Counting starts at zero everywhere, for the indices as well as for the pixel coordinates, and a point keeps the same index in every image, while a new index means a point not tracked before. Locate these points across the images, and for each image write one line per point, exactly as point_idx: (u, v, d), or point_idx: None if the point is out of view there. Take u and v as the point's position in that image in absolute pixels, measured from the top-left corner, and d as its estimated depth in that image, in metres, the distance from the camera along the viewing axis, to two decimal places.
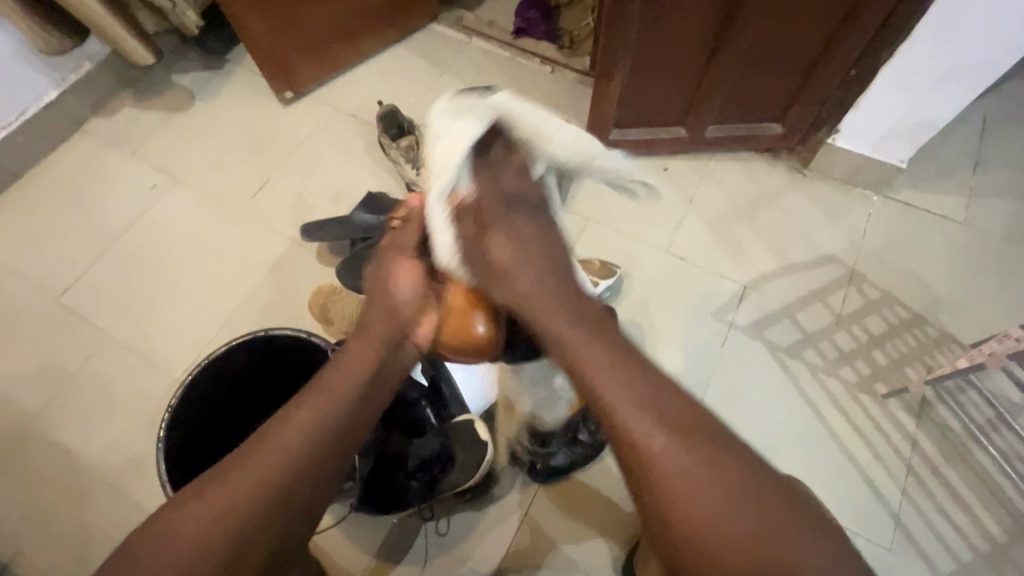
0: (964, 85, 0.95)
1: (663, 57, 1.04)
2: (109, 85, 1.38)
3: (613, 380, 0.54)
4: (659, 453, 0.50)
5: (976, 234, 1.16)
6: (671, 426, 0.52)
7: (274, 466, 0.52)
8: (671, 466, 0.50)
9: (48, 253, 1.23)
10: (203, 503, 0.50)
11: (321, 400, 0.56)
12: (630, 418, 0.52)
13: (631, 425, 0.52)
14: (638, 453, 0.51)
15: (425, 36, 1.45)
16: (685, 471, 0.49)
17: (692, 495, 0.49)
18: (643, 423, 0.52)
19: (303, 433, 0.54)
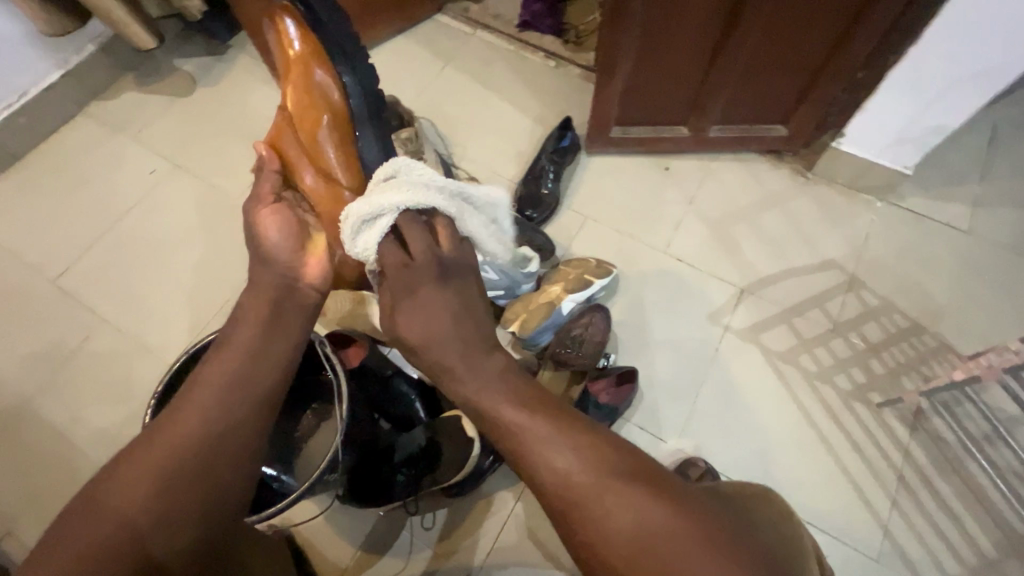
0: (976, 93, 0.93)
1: (666, 55, 1.02)
2: (111, 69, 1.37)
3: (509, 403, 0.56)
4: (585, 489, 0.50)
5: (980, 244, 1.14)
6: (569, 441, 0.53)
7: (199, 421, 0.55)
8: (598, 508, 0.50)
9: (46, 235, 1.23)
10: (127, 473, 0.51)
11: (229, 362, 0.58)
12: (558, 459, 0.52)
13: (554, 465, 0.52)
14: (564, 489, 0.51)
15: (429, 27, 1.44)
16: (584, 487, 0.50)
17: (621, 537, 0.48)
18: (568, 460, 0.52)
19: (216, 393, 0.56)
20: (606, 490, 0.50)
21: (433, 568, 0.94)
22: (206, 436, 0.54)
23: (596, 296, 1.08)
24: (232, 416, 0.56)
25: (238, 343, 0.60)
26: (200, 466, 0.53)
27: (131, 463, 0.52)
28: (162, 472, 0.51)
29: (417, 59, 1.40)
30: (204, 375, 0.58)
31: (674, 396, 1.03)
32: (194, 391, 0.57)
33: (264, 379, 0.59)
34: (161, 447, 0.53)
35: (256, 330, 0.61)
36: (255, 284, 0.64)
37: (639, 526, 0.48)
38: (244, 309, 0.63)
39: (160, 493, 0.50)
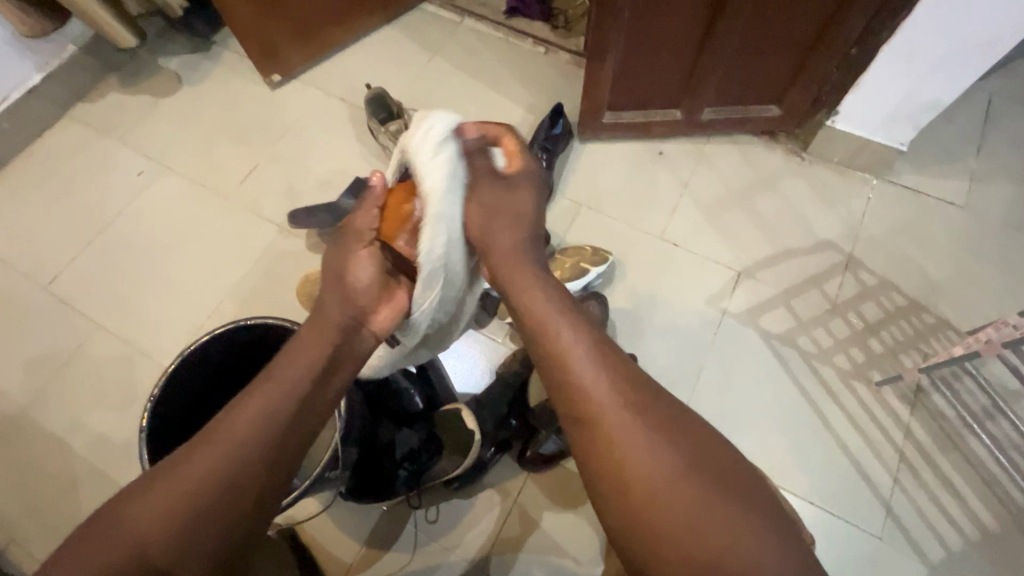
0: (971, 66, 0.92)
1: (657, 38, 1.01)
2: (94, 70, 1.35)
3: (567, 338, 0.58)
4: (608, 405, 0.54)
5: (977, 219, 1.14)
6: (618, 384, 0.55)
7: (232, 453, 0.50)
8: (618, 419, 0.53)
9: (35, 241, 1.22)
10: (162, 492, 0.48)
11: (273, 391, 0.54)
12: (589, 375, 0.56)
13: (585, 375, 0.56)
14: (590, 400, 0.55)
15: (415, 17, 1.42)
16: (627, 423, 0.53)
17: (632, 449, 0.52)
18: (600, 380, 0.55)
19: (251, 425, 0.52)
20: (634, 410, 0.54)
21: (438, 561, 0.94)
22: (241, 470, 0.50)
23: (593, 284, 1.07)
24: (271, 448, 0.52)
25: (281, 374, 0.56)
26: (229, 498, 0.49)
27: (166, 481, 0.48)
28: (191, 505, 0.47)
29: (404, 49, 1.38)
30: (253, 397, 0.54)
31: (673, 382, 1.03)
32: (235, 414, 0.52)
33: (306, 408, 0.55)
34: (193, 473, 0.49)
35: (311, 360, 0.58)
36: (319, 316, 0.62)
37: (652, 449, 0.52)
38: (298, 339, 0.60)
39: (187, 524, 0.47)
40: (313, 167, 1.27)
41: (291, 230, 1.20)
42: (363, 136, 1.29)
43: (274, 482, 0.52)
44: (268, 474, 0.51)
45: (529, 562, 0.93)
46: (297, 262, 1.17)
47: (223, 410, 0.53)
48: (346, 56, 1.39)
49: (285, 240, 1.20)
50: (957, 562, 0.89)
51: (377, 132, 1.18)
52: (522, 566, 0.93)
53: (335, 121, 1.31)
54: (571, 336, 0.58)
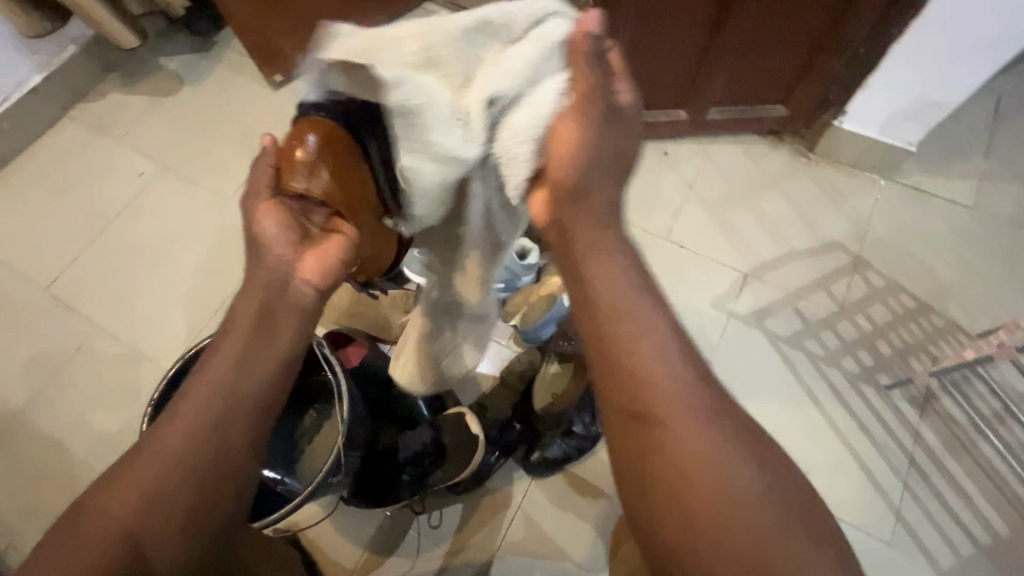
0: (984, 64, 0.90)
1: (662, 37, 0.99)
2: (95, 70, 1.35)
3: (632, 316, 0.48)
4: (667, 388, 0.47)
5: (986, 220, 1.13)
6: (681, 376, 0.47)
7: (182, 442, 0.46)
8: (679, 410, 0.46)
9: (34, 241, 1.21)
10: (107, 503, 0.44)
11: (215, 377, 0.48)
12: (648, 352, 0.48)
13: (644, 365, 0.47)
14: (654, 387, 0.47)
15: (418, 16, 1.42)
16: (684, 416, 0.46)
17: (687, 433, 0.45)
18: (665, 358, 0.48)
19: (195, 420, 0.47)
20: (692, 406, 0.46)
21: (439, 566, 0.93)
22: (193, 462, 0.46)
23: None
24: (222, 431, 0.47)
25: (224, 357, 0.49)
26: (186, 490, 0.45)
27: (107, 496, 0.45)
28: (146, 502, 0.45)
29: None
30: (195, 392, 0.48)
31: None
32: (184, 406, 0.48)
33: (257, 381, 0.49)
34: (139, 480, 0.45)
35: (250, 330, 0.50)
36: (247, 278, 0.51)
37: (709, 453, 0.45)
38: (236, 305, 0.51)
39: (144, 522, 0.44)
40: None
41: None
42: None
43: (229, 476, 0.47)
44: (228, 456, 0.47)
45: (533, 567, 0.92)
46: None
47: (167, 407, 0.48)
48: None
49: None
50: (970, 569, 0.87)
51: None
52: (524, 571, 0.92)
53: None
54: (636, 317, 0.48)
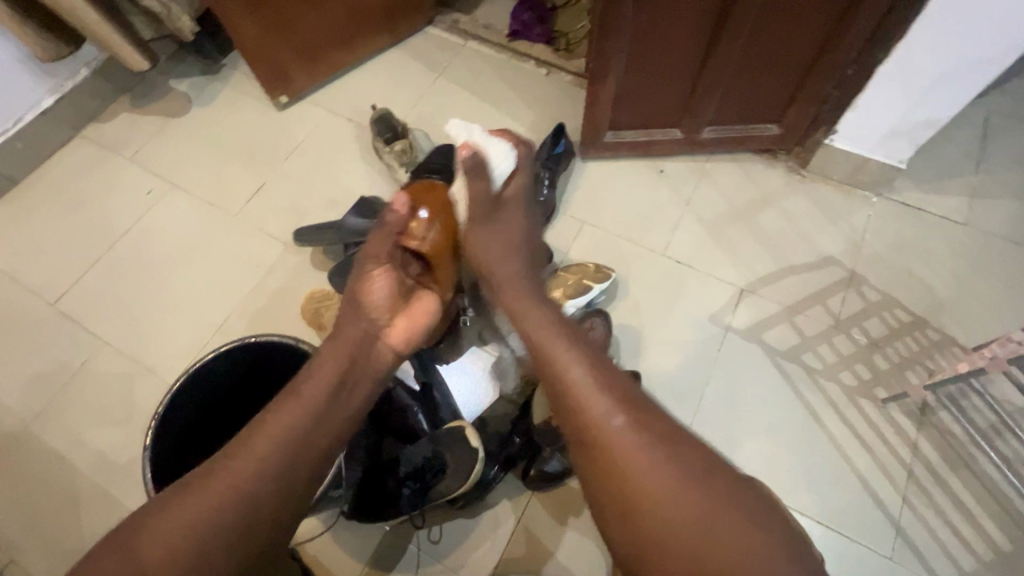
0: (969, 85, 0.93)
1: (657, 59, 1.03)
2: (106, 92, 1.39)
3: (572, 358, 0.61)
4: (617, 432, 0.57)
5: (978, 235, 1.14)
6: (618, 404, 0.58)
7: (261, 462, 0.54)
8: (618, 436, 0.57)
9: (42, 258, 1.23)
10: (195, 497, 0.52)
11: (298, 404, 0.57)
12: (599, 408, 0.58)
13: (589, 401, 0.59)
14: (596, 419, 0.58)
15: (420, 40, 1.46)
16: (621, 434, 0.57)
17: (639, 468, 0.56)
18: (610, 409, 0.58)
19: (278, 436, 0.55)
20: (629, 427, 0.58)
21: None
22: (273, 470, 0.54)
23: (596, 300, 1.07)
24: (295, 455, 0.55)
25: (310, 388, 0.58)
26: (249, 507, 0.53)
27: (197, 490, 0.52)
28: (215, 519, 0.51)
29: (409, 70, 1.41)
30: (282, 410, 0.57)
31: (679, 400, 1.02)
32: (267, 422, 0.56)
33: (329, 420, 0.58)
34: (224, 480, 0.53)
35: (336, 371, 0.60)
36: (339, 328, 0.64)
37: (648, 464, 0.56)
38: (325, 351, 0.62)
39: (214, 536, 0.51)
40: (320, 185, 1.29)
41: (297, 248, 1.21)
42: (368, 154, 1.32)
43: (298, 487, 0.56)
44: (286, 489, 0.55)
45: None
46: (301, 279, 1.18)
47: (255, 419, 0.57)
48: (353, 78, 1.42)
49: (291, 257, 1.21)
50: None
51: (382, 151, 1.22)
52: None
53: (342, 141, 1.34)
54: (572, 356, 0.62)
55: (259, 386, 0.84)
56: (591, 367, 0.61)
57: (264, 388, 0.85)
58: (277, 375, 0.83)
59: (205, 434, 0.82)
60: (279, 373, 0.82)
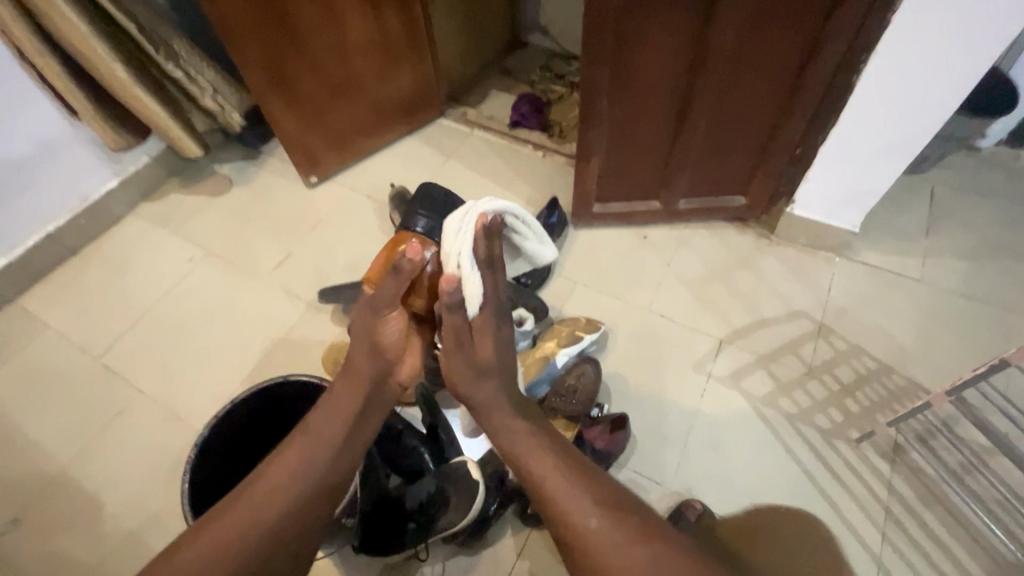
0: (896, 162, 1.10)
1: (632, 144, 1.22)
2: (160, 175, 1.61)
3: (547, 469, 0.67)
4: (595, 532, 0.62)
5: (934, 291, 1.26)
6: (595, 502, 0.64)
7: (282, 486, 0.65)
8: (605, 541, 0.61)
9: (92, 317, 1.38)
10: (227, 519, 0.62)
11: (315, 435, 0.69)
12: (574, 505, 0.64)
13: (570, 506, 0.64)
14: (580, 526, 0.62)
15: (433, 129, 1.69)
16: (607, 534, 0.61)
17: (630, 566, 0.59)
18: (586, 506, 0.64)
19: (296, 464, 0.67)
20: (614, 526, 0.62)
21: None
22: (291, 495, 0.65)
23: (588, 350, 1.18)
24: (311, 480, 0.67)
25: (325, 419, 0.70)
26: (274, 527, 0.63)
27: (230, 512, 0.63)
28: (244, 535, 0.61)
29: (423, 155, 1.63)
30: (298, 441, 0.69)
31: (667, 442, 1.10)
32: (287, 454, 0.68)
33: (338, 455, 0.69)
34: (253, 503, 0.64)
35: (345, 407, 0.71)
36: (352, 369, 0.74)
37: (634, 561, 0.59)
38: (341, 388, 0.73)
39: (239, 553, 0.61)
40: (342, 252, 1.45)
41: (319, 306, 1.35)
42: (386, 225, 1.50)
43: (312, 510, 0.66)
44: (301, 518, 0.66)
45: None
46: (322, 334, 1.31)
47: (275, 451, 0.68)
48: (374, 161, 1.64)
49: (314, 315, 1.35)
50: None
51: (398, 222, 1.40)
52: None
53: (363, 214, 1.52)
54: (546, 461, 0.68)
55: (284, 421, 0.94)
56: (561, 456, 0.68)
57: (288, 422, 0.94)
58: (301, 409, 0.92)
59: (234, 465, 0.91)
60: (303, 407, 0.91)
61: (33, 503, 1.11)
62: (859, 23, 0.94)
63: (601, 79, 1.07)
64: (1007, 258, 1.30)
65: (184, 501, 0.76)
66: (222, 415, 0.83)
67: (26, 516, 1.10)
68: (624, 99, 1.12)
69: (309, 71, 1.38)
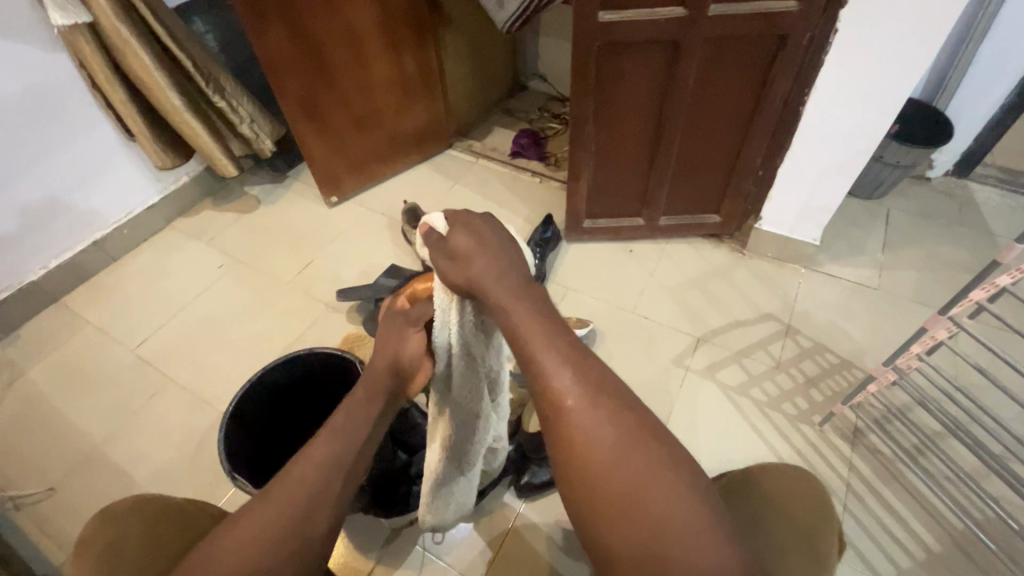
0: (845, 179, 1.27)
1: (617, 165, 1.40)
2: (197, 194, 1.79)
3: (537, 325, 0.49)
4: (572, 406, 0.46)
5: (889, 296, 1.41)
6: (584, 379, 0.48)
7: (314, 486, 0.52)
8: (581, 419, 0.46)
9: (129, 314, 1.52)
10: (242, 532, 0.49)
11: (344, 430, 0.56)
12: (556, 376, 0.47)
13: (553, 373, 0.47)
14: (556, 398, 0.47)
15: (443, 157, 1.89)
16: (586, 415, 0.46)
17: (597, 450, 0.45)
18: (568, 380, 0.47)
19: (324, 465, 0.54)
20: (599, 406, 0.46)
21: None
22: (324, 501, 0.52)
23: (578, 343, 1.31)
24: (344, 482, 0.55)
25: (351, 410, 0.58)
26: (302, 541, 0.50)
27: (248, 522, 0.49)
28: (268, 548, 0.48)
29: (432, 179, 1.82)
30: (324, 438, 0.56)
31: None
32: (314, 451, 0.54)
33: (360, 450, 0.57)
34: (277, 511, 0.50)
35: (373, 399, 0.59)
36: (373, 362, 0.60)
37: (612, 447, 0.45)
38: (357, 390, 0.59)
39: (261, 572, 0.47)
40: (357, 260, 1.61)
41: (335, 308, 1.49)
42: (397, 238, 1.66)
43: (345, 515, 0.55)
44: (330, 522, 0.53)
45: None
46: (337, 332, 1.45)
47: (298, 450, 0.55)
48: (389, 184, 1.82)
49: (330, 315, 1.49)
50: None
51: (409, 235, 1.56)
52: None
53: (377, 228, 1.69)
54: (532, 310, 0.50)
55: (305, 397, 1.05)
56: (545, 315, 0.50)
57: (310, 398, 1.05)
58: (323, 384, 1.03)
59: (263, 436, 1.00)
60: (324, 382, 1.03)
61: (70, 477, 1.22)
62: (799, 64, 1.14)
63: (587, 107, 1.26)
64: (954, 270, 1.46)
65: (222, 454, 0.86)
66: (254, 383, 0.94)
67: (66, 487, 1.21)
68: (609, 124, 1.31)
69: (336, 104, 1.59)
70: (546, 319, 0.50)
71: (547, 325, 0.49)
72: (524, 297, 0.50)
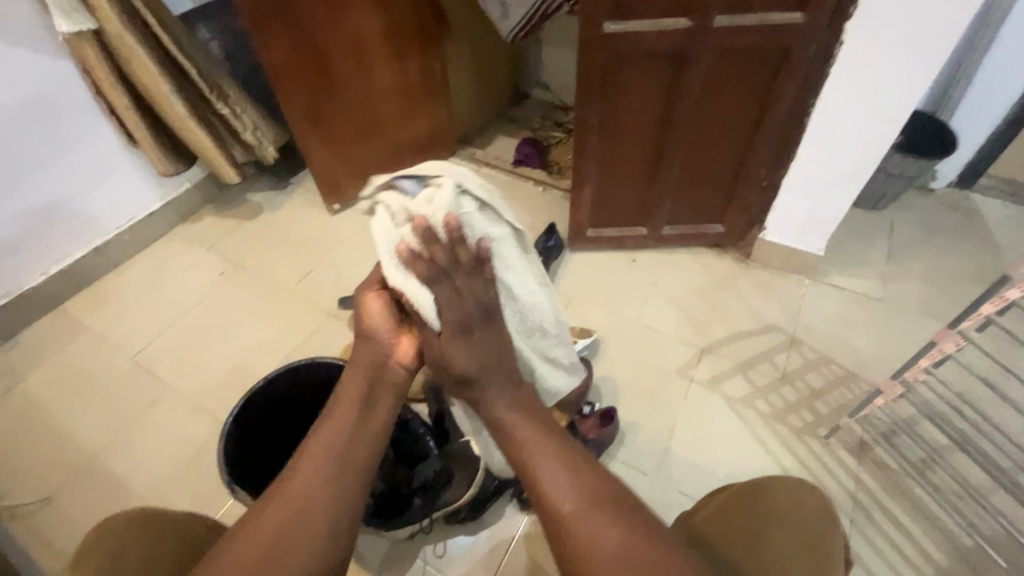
0: (850, 189, 1.26)
1: (621, 174, 1.39)
2: (198, 201, 1.78)
3: (538, 449, 0.59)
4: (572, 514, 0.54)
5: (894, 308, 1.40)
6: (580, 487, 0.56)
7: (308, 484, 0.56)
8: (583, 528, 0.53)
9: (129, 321, 1.51)
10: (248, 535, 0.53)
11: (334, 427, 0.61)
12: (558, 492, 0.56)
13: (552, 489, 0.56)
14: (558, 510, 0.55)
15: (445, 165, 1.89)
16: (586, 523, 0.54)
17: (601, 554, 0.52)
18: (565, 487, 0.56)
19: (317, 460, 0.58)
20: (596, 512, 0.54)
21: None
22: (318, 496, 0.56)
23: (582, 354, 1.30)
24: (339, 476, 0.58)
25: (342, 411, 0.62)
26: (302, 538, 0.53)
27: (253, 529, 0.53)
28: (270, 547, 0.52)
29: None
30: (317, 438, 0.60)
31: (653, 437, 1.20)
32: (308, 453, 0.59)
33: (353, 449, 0.60)
34: (277, 514, 0.54)
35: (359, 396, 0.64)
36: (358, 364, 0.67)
37: (611, 548, 0.52)
38: (343, 389, 0.65)
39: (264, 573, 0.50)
40: (359, 268, 1.61)
41: (337, 316, 1.49)
42: None
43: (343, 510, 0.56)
44: (332, 521, 0.55)
45: None
46: (338, 341, 1.44)
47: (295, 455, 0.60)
48: None
49: (331, 323, 1.48)
50: None
51: None
52: None
53: None
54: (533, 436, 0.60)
55: (305, 407, 1.03)
56: (546, 435, 0.60)
57: (310, 408, 1.03)
58: (323, 393, 1.01)
59: (262, 447, 0.99)
60: (325, 391, 1.01)
61: (68, 486, 1.21)
62: (804, 73, 1.14)
63: (591, 117, 1.26)
64: (959, 282, 1.45)
65: (221, 466, 0.84)
66: (253, 393, 0.92)
67: (61, 497, 1.19)
68: (613, 134, 1.30)
69: (339, 111, 1.59)
70: (541, 433, 0.61)
71: (547, 441, 0.60)
72: (526, 421, 0.62)
